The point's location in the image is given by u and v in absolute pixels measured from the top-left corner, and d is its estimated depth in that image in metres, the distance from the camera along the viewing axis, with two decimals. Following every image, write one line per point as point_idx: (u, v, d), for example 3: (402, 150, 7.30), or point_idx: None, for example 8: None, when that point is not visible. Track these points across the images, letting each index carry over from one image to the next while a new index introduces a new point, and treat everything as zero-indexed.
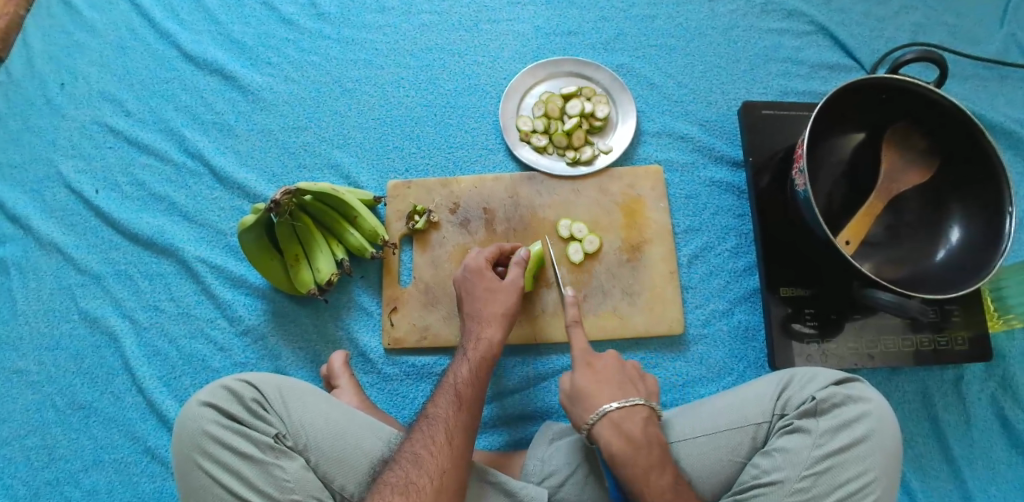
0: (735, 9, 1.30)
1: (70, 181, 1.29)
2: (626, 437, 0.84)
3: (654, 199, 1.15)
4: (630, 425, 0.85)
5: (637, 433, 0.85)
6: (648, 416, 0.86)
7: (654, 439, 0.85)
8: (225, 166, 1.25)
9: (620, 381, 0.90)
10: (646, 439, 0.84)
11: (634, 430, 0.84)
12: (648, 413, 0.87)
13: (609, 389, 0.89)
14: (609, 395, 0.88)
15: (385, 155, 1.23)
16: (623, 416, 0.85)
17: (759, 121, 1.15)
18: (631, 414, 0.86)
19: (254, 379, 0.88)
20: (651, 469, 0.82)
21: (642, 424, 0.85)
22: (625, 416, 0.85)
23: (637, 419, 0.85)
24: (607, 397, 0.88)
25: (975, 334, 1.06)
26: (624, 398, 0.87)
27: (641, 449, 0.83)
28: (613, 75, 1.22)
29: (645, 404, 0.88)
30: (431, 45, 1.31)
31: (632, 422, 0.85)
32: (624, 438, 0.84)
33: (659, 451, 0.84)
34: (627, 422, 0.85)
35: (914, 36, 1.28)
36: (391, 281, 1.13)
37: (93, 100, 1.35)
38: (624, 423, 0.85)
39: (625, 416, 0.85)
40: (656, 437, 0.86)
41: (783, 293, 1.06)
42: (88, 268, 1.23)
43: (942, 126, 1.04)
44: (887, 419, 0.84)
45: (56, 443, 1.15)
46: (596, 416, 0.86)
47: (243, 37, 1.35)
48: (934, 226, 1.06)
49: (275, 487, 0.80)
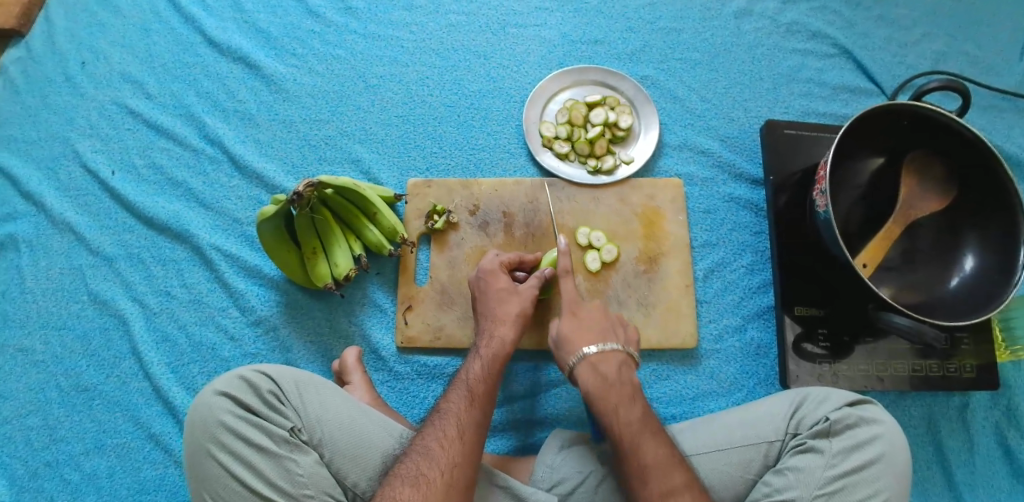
0: (760, 27, 1.31)
1: (86, 161, 1.28)
2: (600, 376, 0.89)
3: (673, 212, 1.16)
4: (607, 367, 0.90)
5: (613, 374, 0.89)
6: (624, 359, 0.91)
7: (626, 378, 0.90)
8: (245, 154, 1.25)
9: (603, 328, 0.94)
10: (620, 378, 0.89)
11: (609, 370, 0.89)
12: (625, 358, 0.92)
13: (590, 335, 0.93)
14: (588, 340, 0.92)
15: (406, 152, 1.23)
16: (601, 358, 0.90)
17: (781, 140, 1.16)
18: (608, 358, 0.90)
19: (271, 371, 0.88)
20: (621, 404, 0.86)
21: (618, 366, 0.90)
22: (602, 357, 0.90)
23: (613, 362, 0.90)
24: (587, 341, 0.92)
25: (983, 362, 1.06)
26: (602, 342, 0.92)
27: (613, 387, 0.88)
28: (637, 86, 1.23)
29: (621, 349, 0.92)
30: (456, 45, 1.31)
31: (608, 364, 0.90)
32: (598, 378, 0.89)
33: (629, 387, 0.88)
34: (603, 363, 0.90)
35: (936, 64, 1.29)
36: (407, 279, 1.13)
37: (113, 81, 1.34)
38: (600, 364, 0.90)
39: (602, 359, 0.90)
40: (630, 377, 0.90)
41: (797, 312, 1.07)
42: (100, 249, 1.22)
43: (962, 155, 1.04)
44: (899, 442, 0.85)
45: (57, 425, 1.13)
46: (576, 358, 0.91)
47: (268, 27, 1.35)
48: (948, 253, 1.06)
49: (289, 481, 0.80)
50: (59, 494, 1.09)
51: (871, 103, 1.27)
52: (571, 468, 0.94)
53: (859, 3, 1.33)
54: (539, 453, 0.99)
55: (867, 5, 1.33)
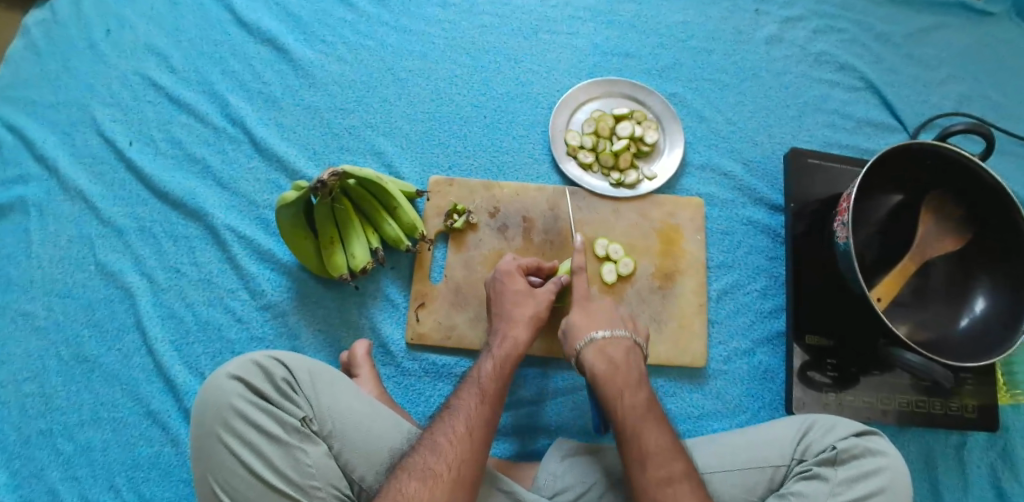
0: (790, 55, 1.33)
1: (104, 129, 1.26)
2: (643, 447, 0.84)
3: (692, 231, 1.16)
4: (615, 351, 0.94)
5: (621, 357, 0.94)
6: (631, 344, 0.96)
7: (634, 365, 0.94)
8: (267, 137, 1.24)
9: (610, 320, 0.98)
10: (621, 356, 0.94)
11: (651, 441, 0.85)
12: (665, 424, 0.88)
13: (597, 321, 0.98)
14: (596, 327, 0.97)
15: (430, 149, 1.23)
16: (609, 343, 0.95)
17: (803, 168, 1.17)
18: (616, 343, 0.95)
19: (285, 358, 0.88)
20: (668, 482, 0.81)
21: (659, 434, 0.86)
22: (643, 426, 0.86)
23: (654, 431, 0.86)
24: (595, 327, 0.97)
25: (984, 404, 1.08)
26: (611, 328, 0.96)
27: (621, 371, 0.92)
28: (666, 102, 1.24)
29: (660, 417, 0.88)
30: (488, 46, 1.31)
31: (649, 433, 0.86)
32: (641, 449, 0.84)
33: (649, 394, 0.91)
34: (611, 347, 0.94)
35: (958, 105, 1.31)
36: (422, 276, 1.13)
37: (138, 51, 1.33)
38: (642, 434, 0.85)
39: (642, 427, 0.86)
40: (637, 364, 0.95)
41: (807, 340, 1.08)
42: (112, 220, 1.20)
43: (983, 199, 1.04)
44: (904, 477, 0.85)
45: (55, 393, 1.11)
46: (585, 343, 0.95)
47: (300, 11, 1.34)
48: (960, 295, 1.06)
49: (296, 471, 0.80)
50: (51, 464, 1.06)
51: (893, 139, 1.28)
52: (574, 477, 0.94)
53: (889, 40, 1.35)
54: (542, 460, 1.00)
55: (897, 43, 1.34)
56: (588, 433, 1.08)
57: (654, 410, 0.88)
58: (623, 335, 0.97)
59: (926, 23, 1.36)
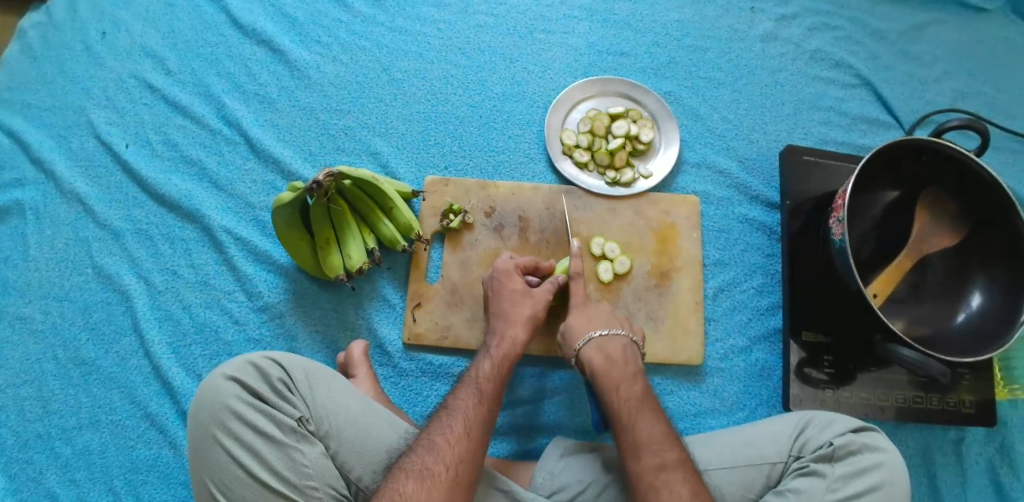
0: (785, 53, 1.33)
1: (100, 132, 1.27)
2: (605, 354, 0.94)
3: (688, 229, 1.16)
4: (612, 347, 0.95)
5: (619, 353, 0.95)
6: (628, 341, 0.97)
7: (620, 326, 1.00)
8: (263, 138, 1.24)
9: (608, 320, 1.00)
10: (623, 356, 0.95)
11: (613, 350, 0.95)
12: (630, 343, 0.97)
13: (597, 322, 0.99)
14: (595, 326, 0.99)
15: (425, 149, 1.23)
16: (607, 339, 0.96)
17: (799, 165, 1.17)
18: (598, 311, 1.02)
19: (282, 358, 0.88)
20: (622, 381, 0.91)
21: (621, 346, 0.95)
22: (607, 339, 0.96)
23: (617, 342, 0.96)
24: (594, 327, 0.98)
25: (982, 399, 1.08)
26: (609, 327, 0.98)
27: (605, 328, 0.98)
28: (661, 101, 1.24)
29: (626, 336, 0.98)
30: (483, 46, 1.31)
31: (612, 343, 0.95)
32: (603, 355, 0.94)
33: (619, 321, 1.01)
34: (608, 343, 0.95)
35: (954, 102, 1.31)
36: (419, 276, 1.13)
37: (133, 54, 1.33)
38: (606, 344, 0.95)
39: (606, 339, 0.96)
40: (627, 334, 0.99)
41: (804, 337, 1.08)
42: (109, 223, 1.20)
43: (980, 196, 1.04)
44: (901, 473, 0.85)
45: (52, 397, 1.11)
46: (585, 341, 0.96)
47: (295, 12, 1.34)
48: (956, 290, 1.06)
49: (293, 471, 0.80)
50: (49, 468, 1.06)
51: (888, 136, 1.28)
52: (573, 475, 0.94)
53: (884, 37, 1.35)
54: (539, 459, 1.00)
55: (892, 40, 1.35)
56: (585, 432, 1.08)
57: (621, 329, 0.98)
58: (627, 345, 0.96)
59: (921, 20, 1.36)
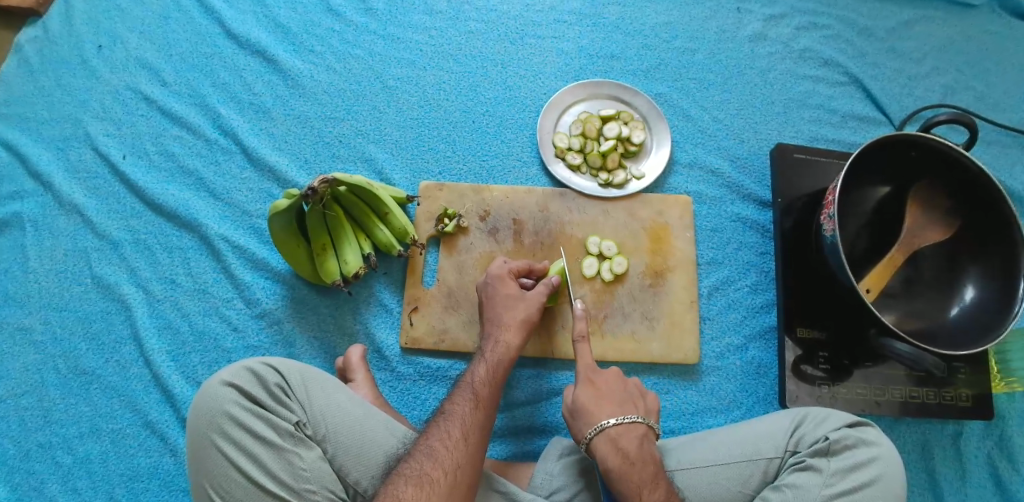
0: (774, 52, 1.34)
1: (98, 144, 1.28)
2: (622, 453, 0.84)
3: (681, 228, 1.17)
4: (627, 441, 0.85)
5: (635, 450, 0.85)
6: (646, 431, 0.87)
7: (632, 407, 0.90)
8: (258, 147, 1.25)
9: (620, 400, 0.91)
10: (642, 455, 0.85)
11: (630, 447, 0.85)
12: (646, 432, 0.88)
13: (608, 405, 0.89)
14: (608, 411, 0.89)
15: (420, 155, 1.25)
16: (621, 431, 0.86)
17: (790, 163, 1.18)
18: (608, 383, 0.93)
19: (279, 364, 0.89)
20: (643, 487, 0.82)
21: (639, 441, 0.86)
22: (622, 431, 0.86)
23: (635, 436, 0.86)
24: (606, 413, 0.88)
25: (979, 393, 1.08)
26: (623, 414, 0.88)
27: (618, 413, 0.88)
28: (652, 103, 1.25)
29: (642, 422, 0.88)
30: (475, 52, 1.33)
31: (629, 438, 0.86)
32: (620, 455, 0.84)
33: (634, 400, 0.91)
34: (624, 438, 0.85)
35: (943, 97, 1.32)
36: (415, 281, 1.14)
37: (129, 66, 1.34)
38: (621, 440, 0.85)
39: (623, 432, 0.86)
40: (633, 405, 0.91)
41: (799, 334, 1.09)
42: (107, 233, 1.22)
43: (969, 189, 1.05)
44: (895, 467, 0.86)
45: (53, 406, 1.11)
46: (595, 431, 0.86)
47: (288, 22, 1.36)
48: (948, 284, 1.07)
49: (291, 475, 0.81)
50: (51, 477, 1.07)
51: (878, 132, 1.29)
52: (571, 476, 0.95)
53: (872, 34, 1.36)
54: (538, 460, 1.00)
55: (880, 37, 1.36)
56: None
57: (638, 416, 0.88)
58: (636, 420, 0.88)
59: (908, 17, 1.37)
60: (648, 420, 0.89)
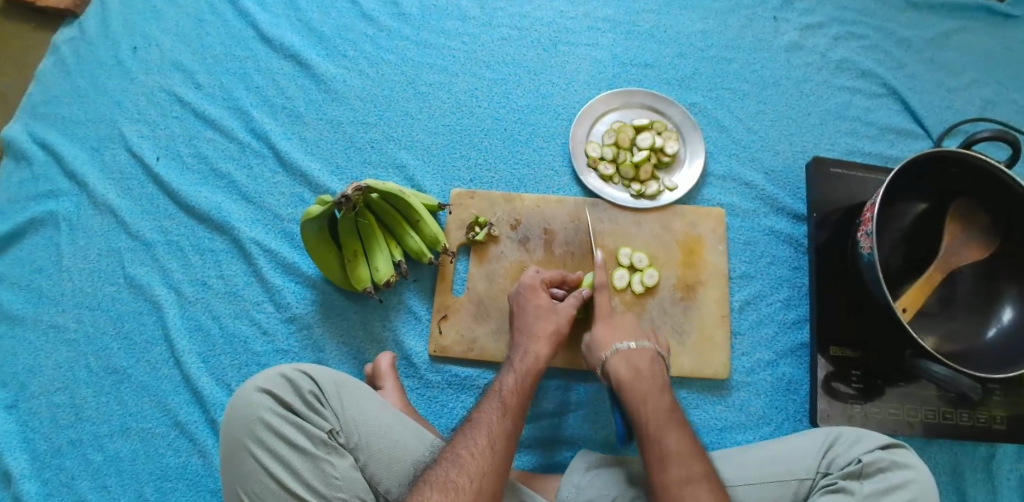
0: (811, 63, 1.32)
1: (132, 145, 1.29)
2: (633, 368, 0.93)
3: (714, 241, 1.16)
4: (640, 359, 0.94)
5: (645, 365, 0.94)
6: (656, 354, 0.96)
7: (659, 373, 0.94)
8: (290, 151, 1.26)
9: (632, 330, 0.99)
10: (651, 371, 0.93)
11: (641, 362, 0.94)
12: (656, 355, 0.96)
13: (621, 334, 0.98)
14: (622, 337, 0.98)
15: (451, 162, 1.24)
16: (634, 352, 0.95)
17: (826, 177, 1.16)
18: (641, 353, 0.95)
19: (312, 370, 0.89)
20: (650, 393, 0.90)
21: (650, 359, 0.95)
22: (636, 351, 0.95)
23: (645, 355, 0.95)
24: (622, 338, 0.97)
25: (1014, 415, 1.05)
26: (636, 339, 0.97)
27: (645, 379, 0.92)
28: (686, 112, 1.24)
29: (653, 348, 0.97)
30: (507, 59, 1.32)
31: (640, 355, 0.95)
32: (632, 369, 0.93)
33: (645, 333, 1.01)
34: (637, 356, 0.95)
35: (983, 111, 1.29)
36: (445, 288, 1.14)
37: (164, 68, 1.35)
38: (633, 356, 0.95)
39: (635, 352, 0.95)
40: (660, 373, 0.94)
41: (832, 352, 1.07)
42: (140, 234, 1.23)
43: (1012, 208, 1.02)
44: (931, 491, 0.83)
45: (85, 405, 1.13)
46: (610, 351, 0.96)
47: (322, 26, 1.36)
48: (987, 304, 1.04)
49: (324, 483, 0.82)
50: (82, 474, 1.09)
51: (916, 146, 1.27)
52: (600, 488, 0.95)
53: (911, 45, 1.33)
54: (566, 471, 1.00)
55: (919, 48, 1.33)
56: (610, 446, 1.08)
57: (649, 342, 0.97)
58: (648, 345, 0.97)
59: (949, 27, 1.35)
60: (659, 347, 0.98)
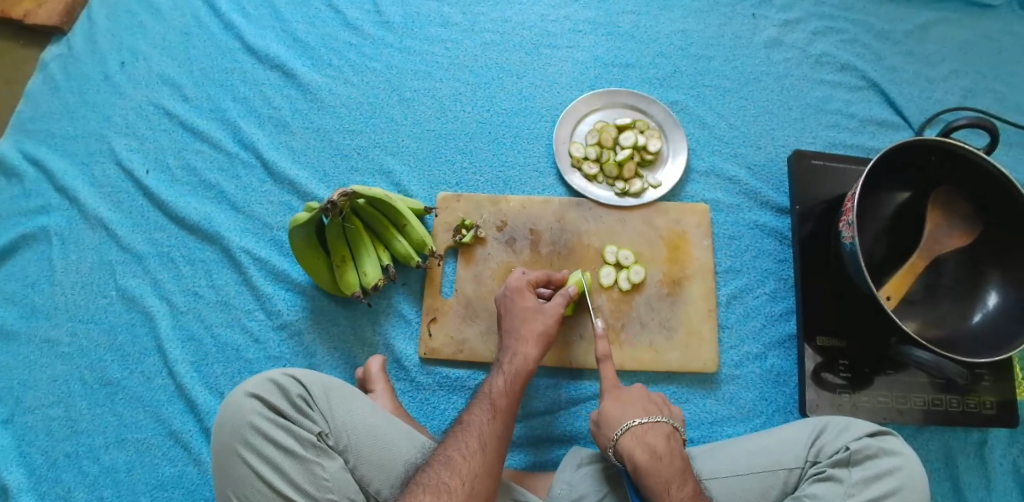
0: (791, 58, 1.34)
1: (122, 159, 1.30)
2: (649, 449, 0.86)
3: (699, 237, 1.17)
4: (654, 438, 0.88)
5: (661, 446, 0.87)
6: (670, 430, 0.89)
7: (677, 454, 0.87)
8: (278, 160, 1.27)
9: (643, 403, 0.93)
10: (668, 451, 0.87)
11: (657, 442, 0.87)
12: (670, 430, 0.90)
13: (632, 407, 0.92)
14: (633, 411, 0.91)
15: (437, 166, 1.26)
16: (647, 429, 0.88)
17: (807, 170, 1.17)
18: (654, 430, 0.88)
19: (301, 374, 0.90)
20: (671, 481, 0.83)
21: (665, 437, 0.88)
22: (649, 428, 0.88)
23: (660, 433, 0.88)
24: (632, 414, 0.91)
25: (1002, 400, 1.06)
26: (647, 415, 0.90)
27: (664, 462, 0.85)
28: (668, 111, 1.26)
29: (667, 422, 0.90)
30: (490, 63, 1.34)
31: (655, 434, 0.88)
32: (647, 450, 0.86)
33: (656, 405, 0.94)
34: (650, 435, 0.88)
35: (963, 100, 1.30)
36: (434, 291, 1.15)
37: (151, 82, 1.37)
38: (646, 436, 0.88)
39: (648, 430, 0.88)
40: (679, 453, 0.87)
41: (819, 343, 1.08)
42: (131, 247, 1.24)
43: (991, 194, 1.04)
44: (917, 480, 0.84)
45: (80, 417, 1.14)
46: (620, 432, 0.88)
47: (306, 37, 1.37)
48: (972, 290, 1.05)
49: (314, 485, 0.83)
50: (78, 486, 1.09)
51: (897, 137, 1.28)
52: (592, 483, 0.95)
53: (889, 38, 1.35)
54: (557, 468, 1.00)
55: (897, 40, 1.35)
56: None
57: (663, 417, 0.91)
58: (661, 420, 0.90)
59: (926, 19, 1.36)
60: (672, 420, 0.92)
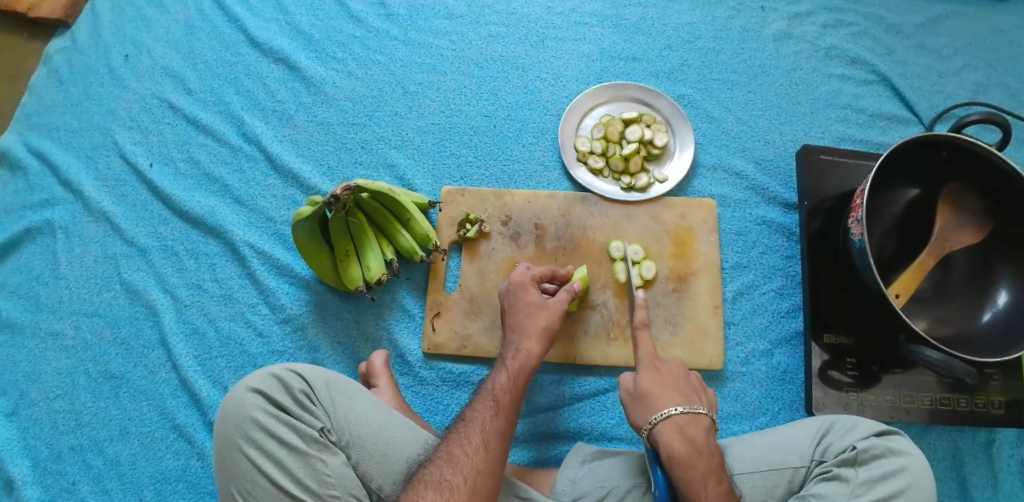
0: (800, 51, 1.32)
1: (126, 152, 1.30)
2: (689, 441, 0.83)
3: (705, 232, 1.16)
4: (694, 431, 0.85)
5: (700, 440, 0.84)
6: (711, 426, 0.86)
7: (714, 450, 0.85)
8: (282, 153, 1.26)
9: (681, 389, 0.90)
10: (707, 447, 0.84)
11: (697, 436, 0.84)
12: (709, 424, 0.87)
13: (672, 394, 0.89)
14: (673, 399, 0.88)
15: (442, 160, 1.25)
16: (687, 421, 0.85)
17: (815, 165, 1.16)
18: (695, 424, 0.86)
19: (303, 370, 0.90)
20: (708, 477, 0.81)
21: (705, 432, 0.85)
22: (687, 420, 0.85)
23: (701, 427, 0.86)
24: (671, 401, 0.87)
25: (1012, 400, 1.05)
26: (690, 405, 0.87)
27: (704, 458, 0.82)
28: (674, 104, 1.24)
29: (706, 415, 0.88)
30: (495, 56, 1.32)
31: (695, 428, 0.85)
32: (687, 442, 0.83)
33: (694, 392, 0.91)
34: (690, 428, 0.85)
35: (975, 95, 1.28)
36: (438, 286, 1.15)
37: (155, 75, 1.36)
38: (687, 428, 0.85)
39: (689, 422, 0.85)
40: (716, 450, 0.85)
41: (826, 340, 1.07)
42: (135, 240, 1.24)
43: (1003, 189, 1.01)
44: (924, 480, 0.83)
45: (85, 410, 1.14)
46: (659, 418, 0.85)
47: (310, 29, 1.36)
48: (982, 287, 1.04)
49: (316, 481, 0.82)
50: (83, 479, 1.09)
51: (907, 132, 1.26)
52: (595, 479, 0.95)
53: (900, 31, 1.33)
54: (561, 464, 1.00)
55: (908, 33, 1.33)
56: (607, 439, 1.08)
57: (702, 408, 0.88)
58: (701, 412, 0.88)
59: (938, 12, 1.34)
60: (712, 414, 0.89)
